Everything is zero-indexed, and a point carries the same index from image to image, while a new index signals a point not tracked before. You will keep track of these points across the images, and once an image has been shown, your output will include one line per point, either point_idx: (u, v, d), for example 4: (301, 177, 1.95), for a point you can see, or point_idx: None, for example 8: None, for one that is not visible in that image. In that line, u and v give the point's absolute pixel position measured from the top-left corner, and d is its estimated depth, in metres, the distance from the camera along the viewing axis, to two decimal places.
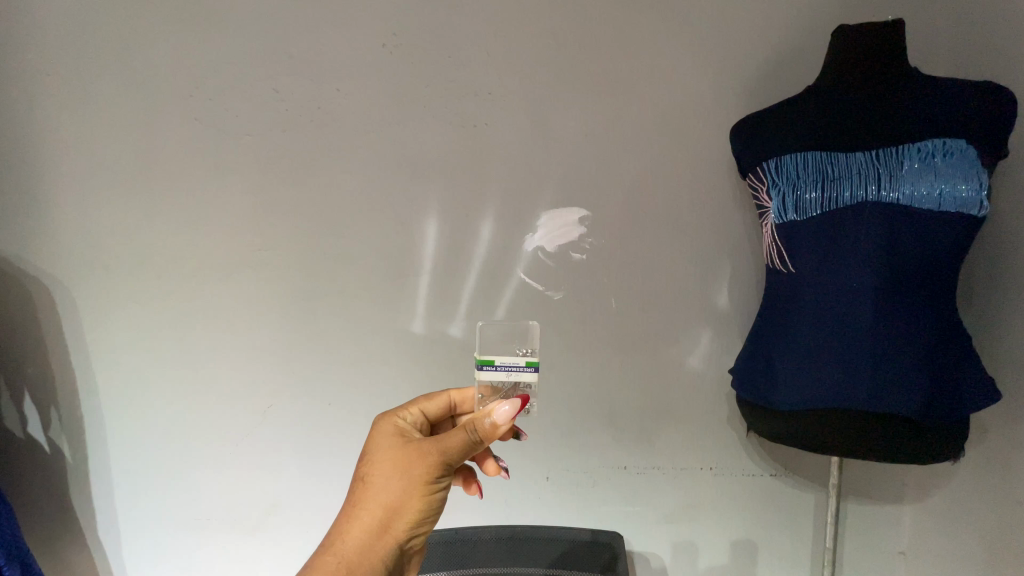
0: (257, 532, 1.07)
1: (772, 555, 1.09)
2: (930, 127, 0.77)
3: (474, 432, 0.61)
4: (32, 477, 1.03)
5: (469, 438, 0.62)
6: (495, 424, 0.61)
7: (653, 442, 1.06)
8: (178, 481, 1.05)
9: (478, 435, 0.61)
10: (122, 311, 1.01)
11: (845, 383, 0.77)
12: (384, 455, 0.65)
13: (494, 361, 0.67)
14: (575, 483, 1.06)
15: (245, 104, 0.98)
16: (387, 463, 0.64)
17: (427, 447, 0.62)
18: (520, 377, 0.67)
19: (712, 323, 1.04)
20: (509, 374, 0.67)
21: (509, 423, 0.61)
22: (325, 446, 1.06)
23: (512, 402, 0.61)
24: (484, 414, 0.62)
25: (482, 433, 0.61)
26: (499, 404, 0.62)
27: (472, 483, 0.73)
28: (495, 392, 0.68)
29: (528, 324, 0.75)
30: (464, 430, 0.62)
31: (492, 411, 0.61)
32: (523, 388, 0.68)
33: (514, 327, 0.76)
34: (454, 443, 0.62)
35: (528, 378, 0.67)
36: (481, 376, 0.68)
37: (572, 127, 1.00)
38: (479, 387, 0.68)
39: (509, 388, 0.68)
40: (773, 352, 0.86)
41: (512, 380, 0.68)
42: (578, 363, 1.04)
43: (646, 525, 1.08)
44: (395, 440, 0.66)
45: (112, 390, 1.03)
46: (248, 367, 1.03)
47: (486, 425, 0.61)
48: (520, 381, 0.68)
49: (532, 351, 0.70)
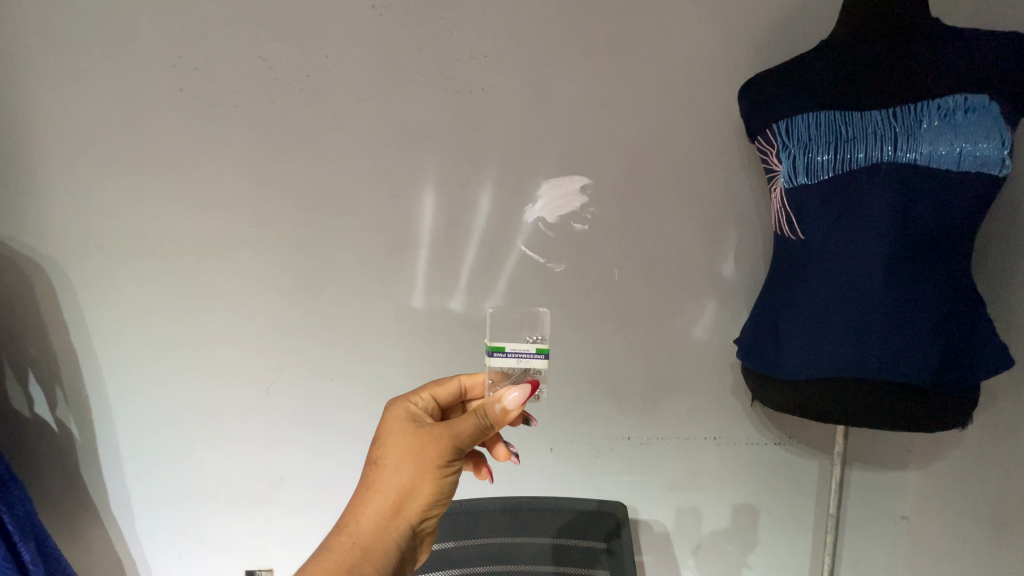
0: (266, 504, 1.09)
1: (774, 519, 1.11)
2: (950, 82, 0.73)
3: (485, 417, 0.62)
4: (42, 455, 1.05)
5: (480, 423, 0.62)
6: (505, 410, 0.61)
7: (656, 414, 1.06)
8: (185, 458, 1.07)
9: (489, 421, 0.62)
10: (120, 290, 1.01)
11: (855, 359, 0.75)
12: (396, 438, 0.64)
13: (504, 348, 0.67)
14: (578, 454, 1.07)
15: (231, 74, 0.94)
16: (399, 447, 0.64)
17: (438, 432, 0.62)
18: (529, 364, 0.67)
19: (718, 293, 1.02)
20: (519, 360, 0.67)
21: (519, 409, 0.61)
22: (329, 420, 1.06)
23: (520, 388, 0.61)
24: (494, 400, 0.62)
25: (493, 419, 0.62)
26: (508, 390, 0.62)
27: (482, 468, 0.73)
28: (505, 378, 0.68)
29: (539, 312, 0.73)
30: (475, 415, 0.62)
31: (503, 397, 0.61)
32: (532, 374, 0.67)
33: (524, 314, 0.74)
34: (465, 427, 0.62)
35: (537, 365, 0.67)
36: (492, 362, 0.67)
37: (572, 91, 0.95)
38: (489, 373, 0.68)
39: (519, 373, 0.68)
40: (780, 322, 0.83)
41: (521, 366, 0.67)
42: (581, 336, 1.03)
43: (650, 494, 1.09)
44: (407, 424, 0.66)
45: (114, 368, 1.03)
46: (249, 344, 1.03)
47: (497, 411, 0.61)
48: (529, 368, 0.67)
49: (543, 338, 0.69)
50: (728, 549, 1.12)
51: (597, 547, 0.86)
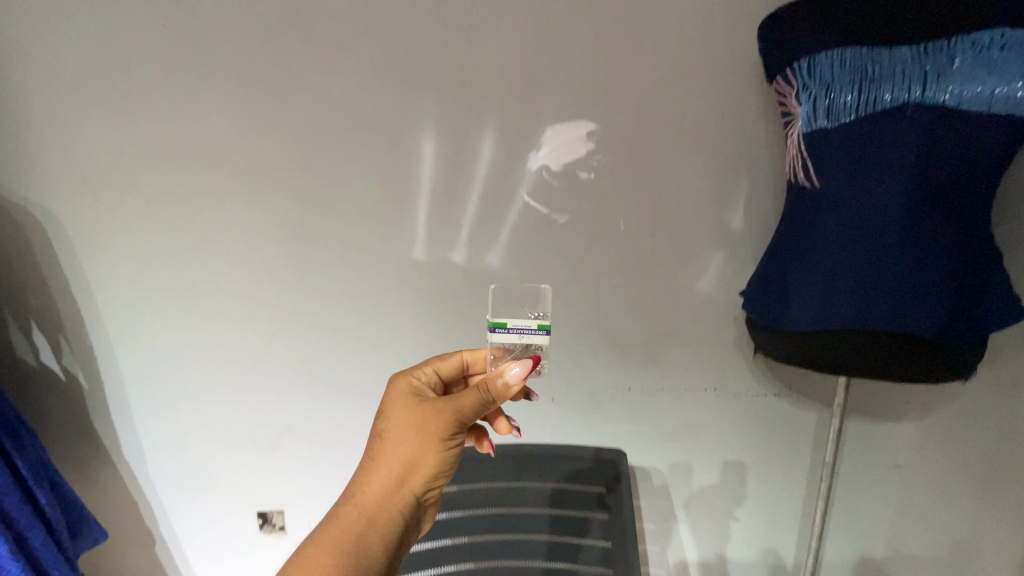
0: (275, 451, 1.12)
1: (769, 468, 1.13)
2: (992, 13, 0.67)
3: (487, 392, 0.63)
4: (52, 402, 1.07)
5: (482, 398, 0.63)
6: (507, 384, 0.62)
7: (657, 366, 1.06)
8: (193, 406, 1.09)
9: (491, 395, 0.63)
10: (116, 240, 0.99)
11: (862, 312, 0.74)
12: (400, 412, 0.65)
13: (505, 324, 0.66)
14: (579, 404, 1.08)
15: (215, 7, 0.88)
16: (403, 420, 0.64)
17: (442, 407, 0.63)
18: (530, 339, 0.66)
19: (725, 245, 0.99)
20: (520, 336, 0.66)
21: (521, 384, 0.62)
22: (333, 370, 1.07)
23: (522, 363, 0.63)
24: (496, 374, 0.63)
25: (495, 393, 0.63)
26: (511, 366, 0.63)
27: (484, 441, 0.74)
28: (506, 354, 0.68)
29: (539, 287, 0.82)
30: (478, 390, 0.63)
31: (504, 372, 0.63)
32: (534, 349, 0.67)
33: (526, 290, 0.83)
34: (469, 402, 0.63)
35: (538, 341, 0.66)
36: (493, 338, 0.67)
37: (579, 28, 0.89)
38: (491, 348, 0.67)
39: (520, 350, 0.67)
40: (788, 272, 0.83)
41: (523, 342, 0.67)
42: (584, 288, 1.01)
43: (649, 442, 1.11)
44: (410, 398, 0.66)
45: (117, 319, 1.03)
46: (249, 295, 1.02)
47: (499, 385, 0.63)
48: (530, 343, 0.67)
49: (544, 314, 0.68)
50: (724, 496, 1.16)
51: (596, 491, 0.89)
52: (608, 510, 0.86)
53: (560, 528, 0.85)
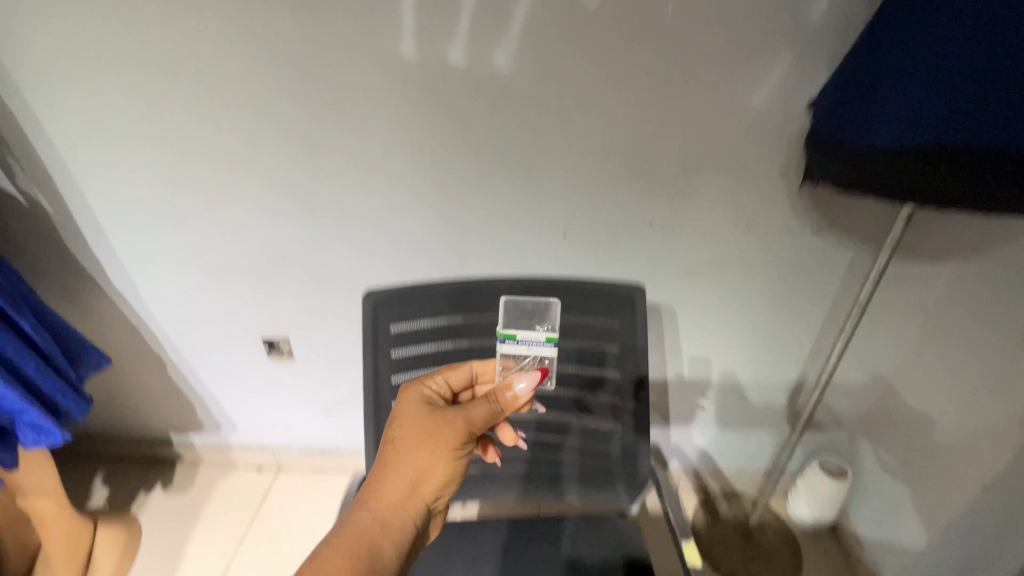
0: (272, 284, 1.02)
1: (797, 313, 1.03)
2: None
3: (496, 402, 0.54)
4: (21, 227, 0.98)
5: (493, 407, 0.55)
6: (516, 397, 0.54)
7: (690, 196, 0.91)
8: (172, 233, 0.98)
9: (500, 405, 0.54)
10: (24, 20, 0.77)
11: (961, 111, 0.53)
12: (406, 422, 0.54)
13: (515, 336, 0.58)
14: (596, 239, 0.96)
15: None
16: (411, 430, 0.54)
17: (453, 416, 0.53)
18: (540, 352, 0.58)
19: (803, 39, 0.76)
20: (530, 348, 0.58)
21: (530, 395, 0.54)
22: (317, 196, 0.92)
23: (530, 376, 0.54)
24: (505, 384, 0.55)
25: (504, 403, 0.54)
26: (518, 377, 0.55)
27: (490, 448, 0.63)
28: (514, 366, 0.59)
29: None
30: (486, 400, 0.55)
31: (513, 384, 0.54)
32: (544, 361, 0.59)
33: None
34: (479, 411, 0.54)
35: (549, 353, 0.58)
36: (500, 350, 0.58)
37: None
38: (498, 359, 0.59)
39: (528, 362, 0.59)
40: (878, 66, 0.61)
41: (532, 355, 0.58)
42: (614, 95, 0.82)
43: (669, 283, 1.01)
44: (418, 406, 0.56)
45: (59, 128, 0.87)
46: (205, 101, 0.83)
47: (508, 397, 0.54)
48: (539, 355, 0.58)
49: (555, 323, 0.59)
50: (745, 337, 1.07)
51: (609, 338, 0.70)
52: (621, 359, 0.70)
53: (566, 377, 0.72)
